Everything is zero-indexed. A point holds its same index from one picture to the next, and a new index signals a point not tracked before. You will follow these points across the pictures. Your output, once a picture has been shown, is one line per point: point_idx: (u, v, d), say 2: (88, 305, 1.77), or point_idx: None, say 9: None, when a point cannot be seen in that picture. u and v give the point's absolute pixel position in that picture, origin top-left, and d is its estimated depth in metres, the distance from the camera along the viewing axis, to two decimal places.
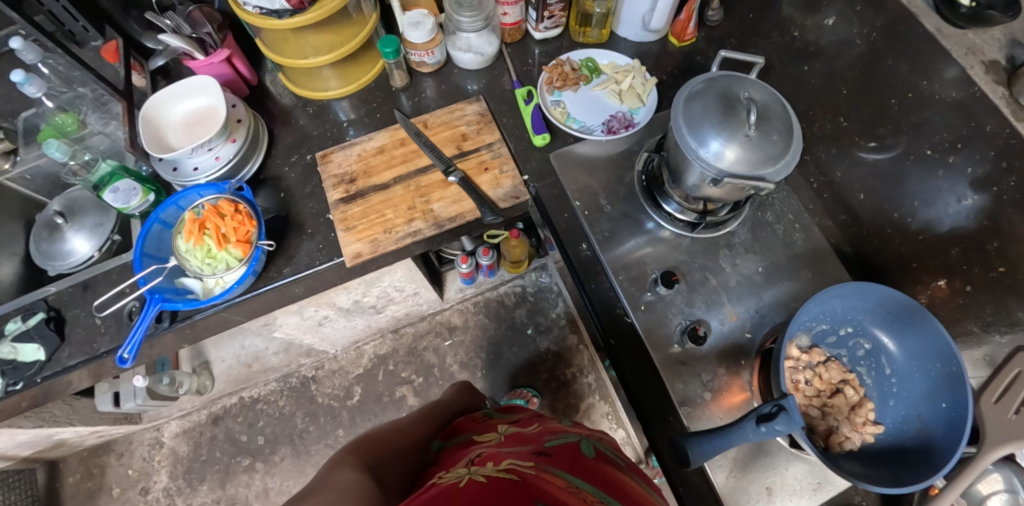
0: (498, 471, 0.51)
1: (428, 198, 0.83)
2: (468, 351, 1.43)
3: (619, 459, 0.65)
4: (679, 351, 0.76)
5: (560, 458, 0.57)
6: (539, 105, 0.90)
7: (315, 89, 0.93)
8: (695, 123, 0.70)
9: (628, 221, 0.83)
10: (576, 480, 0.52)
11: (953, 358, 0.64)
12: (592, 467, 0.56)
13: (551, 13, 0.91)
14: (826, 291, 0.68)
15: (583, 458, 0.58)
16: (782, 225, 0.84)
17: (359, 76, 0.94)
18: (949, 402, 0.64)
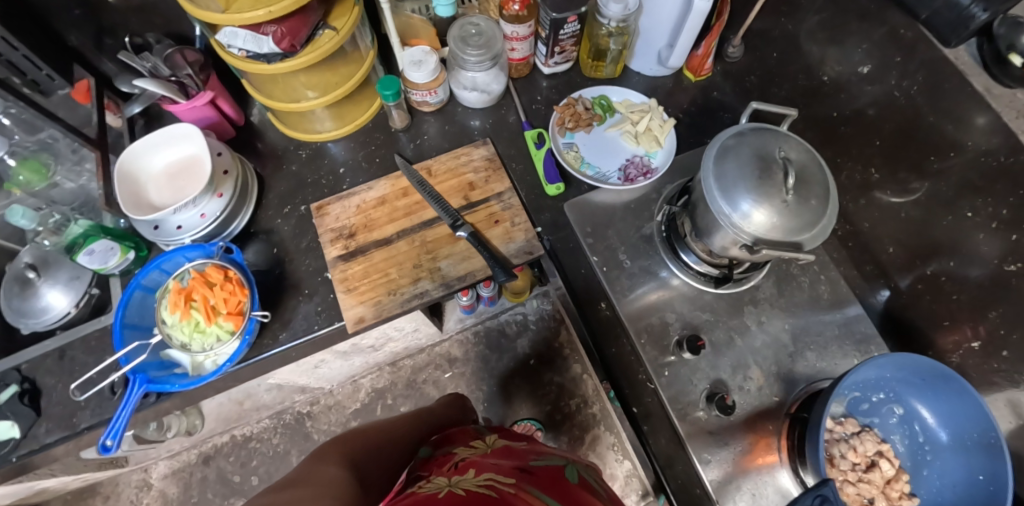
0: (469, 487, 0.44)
1: (435, 254, 0.78)
2: (467, 384, 1.39)
3: (610, 489, 0.56)
4: (705, 418, 0.72)
5: (538, 480, 0.48)
6: (551, 149, 0.85)
7: (308, 130, 0.87)
8: (727, 184, 0.65)
9: (648, 275, 0.78)
10: None
11: (991, 430, 0.60)
12: (574, 493, 0.48)
13: (562, 48, 0.85)
14: (871, 360, 0.62)
15: (568, 483, 0.50)
16: (807, 277, 0.80)
17: (356, 116, 0.88)
18: (987, 475, 0.61)
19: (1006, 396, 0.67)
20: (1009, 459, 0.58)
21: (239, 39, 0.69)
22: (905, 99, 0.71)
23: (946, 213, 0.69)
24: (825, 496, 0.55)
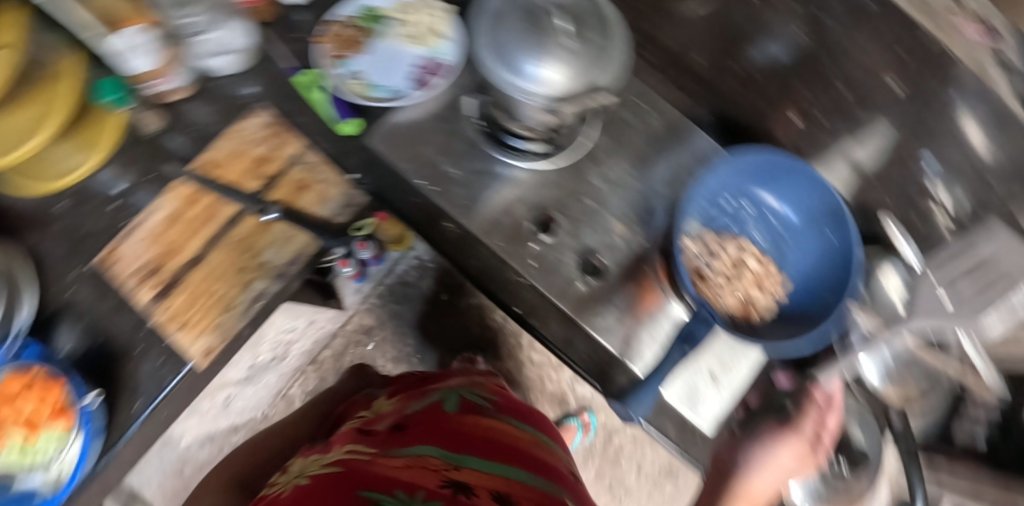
0: (333, 465, 0.46)
1: (253, 248, 0.74)
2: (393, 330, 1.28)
3: (494, 397, 0.67)
4: (586, 289, 0.71)
5: (419, 433, 0.55)
6: (332, 87, 0.74)
7: (54, 177, 0.67)
8: (506, 51, 0.60)
9: (482, 176, 0.74)
10: (418, 450, 0.50)
11: (826, 189, 0.67)
12: (454, 428, 0.56)
13: None
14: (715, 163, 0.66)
15: (444, 418, 0.58)
16: (635, 114, 0.79)
17: (104, 136, 0.70)
18: (833, 228, 0.67)
19: (842, 154, 0.74)
20: (846, 205, 0.65)
21: None
22: None
23: None
24: None
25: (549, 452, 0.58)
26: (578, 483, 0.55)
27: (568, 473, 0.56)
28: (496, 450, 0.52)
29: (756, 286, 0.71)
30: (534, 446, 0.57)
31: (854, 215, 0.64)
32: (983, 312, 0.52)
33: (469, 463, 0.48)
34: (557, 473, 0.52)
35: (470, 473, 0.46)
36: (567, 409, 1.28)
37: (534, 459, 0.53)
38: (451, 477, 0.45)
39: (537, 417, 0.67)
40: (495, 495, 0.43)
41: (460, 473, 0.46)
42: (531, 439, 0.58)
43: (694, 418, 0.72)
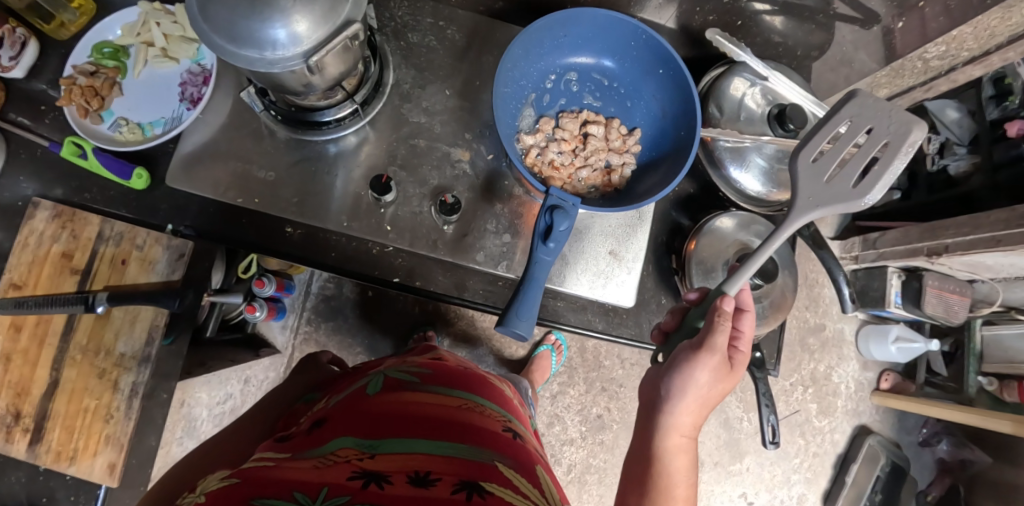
0: (229, 476, 0.38)
1: (102, 347, 0.63)
2: (334, 342, 1.17)
3: (423, 366, 0.57)
4: (453, 227, 0.68)
5: (332, 425, 0.46)
6: (98, 147, 0.65)
7: None
8: (231, 29, 0.51)
9: (303, 167, 0.68)
10: (332, 446, 0.42)
11: (637, 29, 0.64)
12: (369, 410, 0.48)
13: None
14: (511, 47, 0.61)
15: (367, 402, 0.49)
16: (430, 34, 0.73)
17: None
18: (662, 65, 0.65)
19: None
20: (660, 37, 0.63)
21: None
22: None
23: None
24: (557, 205, 0.55)
25: (482, 413, 0.50)
26: (516, 439, 0.49)
27: (506, 432, 0.49)
28: (418, 426, 0.45)
29: (614, 151, 0.67)
30: (466, 412, 0.49)
31: (669, 44, 0.62)
32: (869, 194, 0.55)
33: (390, 450, 0.42)
34: (489, 439, 0.46)
35: (385, 459, 0.40)
36: (533, 340, 1.23)
37: (463, 426, 0.46)
38: (361, 468, 0.38)
39: (474, 378, 0.58)
40: (411, 478, 0.38)
41: (375, 461, 0.40)
42: (463, 403, 0.50)
43: (605, 297, 0.71)
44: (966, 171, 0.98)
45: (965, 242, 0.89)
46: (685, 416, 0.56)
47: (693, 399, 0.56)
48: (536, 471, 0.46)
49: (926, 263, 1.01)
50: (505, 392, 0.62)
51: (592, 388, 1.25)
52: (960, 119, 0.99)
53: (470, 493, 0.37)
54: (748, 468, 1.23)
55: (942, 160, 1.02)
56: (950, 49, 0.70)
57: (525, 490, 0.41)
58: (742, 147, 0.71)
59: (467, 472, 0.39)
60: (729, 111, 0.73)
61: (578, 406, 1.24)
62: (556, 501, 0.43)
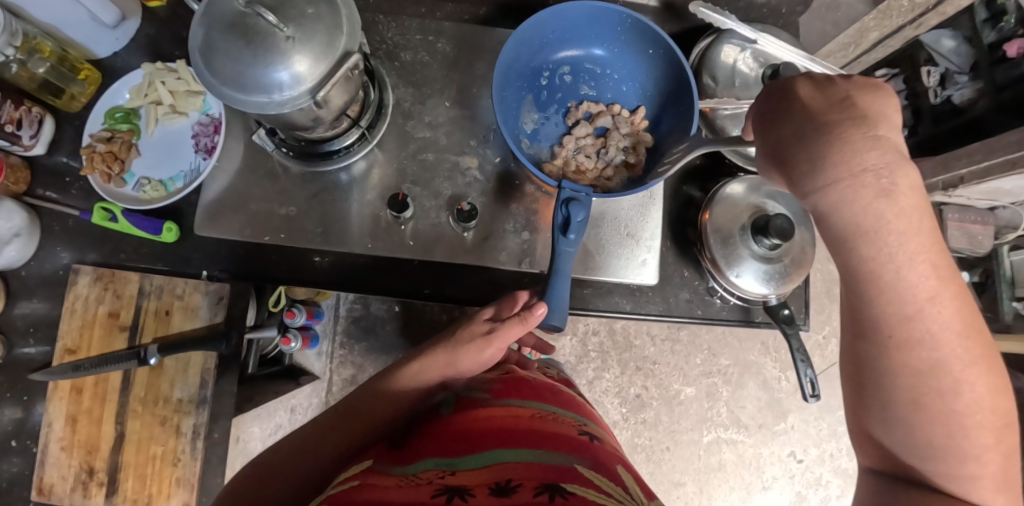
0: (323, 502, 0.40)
1: (161, 395, 0.66)
2: (370, 360, 1.21)
3: (492, 382, 0.58)
4: (471, 233, 0.70)
5: (415, 448, 0.49)
6: (127, 208, 0.68)
7: None
8: (239, 78, 0.53)
9: (321, 199, 0.71)
10: (414, 464, 0.45)
11: (622, 15, 0.65)
12: (447, 434, 0.50)
13: (15, 116, 0.65)
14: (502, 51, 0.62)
15: (443, 426, 0.51)
16: (422, 50, 0.75)
17: None
18: (651, 45, 0.67)
19: None
20: (645, 18, 0.64)
21: None
22: None
23: None
24: (570, 199, 0.56)
25: (557, 420, 0.52)
26: (593, 443, 0.50)
27: (581, 435, 0.50)
28: (493, 439, 0.46)
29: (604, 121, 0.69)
30: (537, 420, 0.50)
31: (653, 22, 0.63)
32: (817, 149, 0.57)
33: (467, 463, 0.43)
34: (562, 443, 0.47)
35: (464, 474, 0.41)
36: None
37: (536, 435, 0.47)
38: (445, 484, 0.40)
39: (540, 388, 0.59)
40: (493, 489, 0.39)
41: (456, 477, 0.41)
42: (536, 413, 0.52)
43: (619, 278, 0.73)
44: (971, 98, 0.98)
45: (980, 169, 0.90)
46: (868, 261, 0.40)
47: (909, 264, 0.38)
48: (617, 470, 0.46)
49: (943, 195, 1.01)
50: (573, 397, 0.63)
51: (627, 369, 1.27)
52: (958, 48, 0.99)
53: (553, 496, 0.37)
54: (793, 426, 1.25)
55: (945, 91, 1.01)
56: None
57: (607, 488, 0.41)
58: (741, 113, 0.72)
59: (546, 476, 0.40)
60: (724, 79, 0.74)
61: (615, 388, 1.26)
62: (641, 498, 0.43)
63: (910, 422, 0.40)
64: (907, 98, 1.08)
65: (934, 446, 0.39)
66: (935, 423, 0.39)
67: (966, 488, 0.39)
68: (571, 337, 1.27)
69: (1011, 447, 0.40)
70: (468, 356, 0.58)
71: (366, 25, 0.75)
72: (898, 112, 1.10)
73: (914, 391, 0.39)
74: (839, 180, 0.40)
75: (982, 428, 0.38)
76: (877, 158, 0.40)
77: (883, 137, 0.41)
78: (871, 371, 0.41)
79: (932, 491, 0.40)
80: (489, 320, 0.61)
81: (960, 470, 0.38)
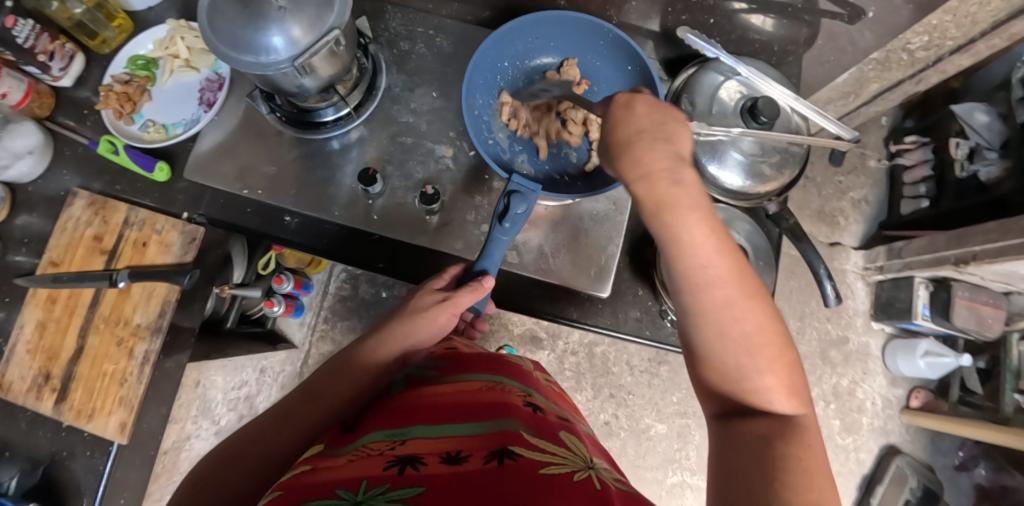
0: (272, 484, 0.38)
1: (124, 318, 0.71)
2: None
3: (440, 358, 0.57)
4: (435, 218, 0.74)
5: (366, 424, 0.47)
6: (128, 144, 0.74)
7: None
8: (232, 39, 0.59)
9: (300, 164, 0.76)
10: (363, 440, 0.43)
11: (604, 29, 0.69)
12: (401, 408, 0.48)
13: (47, 51, 0.73)
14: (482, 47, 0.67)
15: (390, 404, 0.50)
16: (420, 42, 0.79)
17: None
18: (631, 62, 0.70)
19: None
20: (625, 33, 0.67)
21: None
22: None
23: None
24: (515, 192, 0.59)
25: (503, 389, 0.50)
26: (540, 412, 0.48)
27: (527, 404, 0.48)
28: (447, 411, 0.45)
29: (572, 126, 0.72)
30: (487, 390, 0.49)
31: (629, 38, 0.66)
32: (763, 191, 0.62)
33: (417, 434, 0.42)
34: (513, 411, 0.45)
35: (417, 444, 0.41)
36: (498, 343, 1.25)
37: (487, 404, 0.46)
38: (395, 457, 0.39)
39: (489, 359, 0.58)
40: (444, 458, 0.38)
41: (407, 448, 0.40)
42: (483, 384, 0.50)
43: (571, 284, 0.74)
44: (998, 177, 0.94)
45: (993, 249, 0.85)
46: (669, 225, 0.45)
47: (698, 224, 0.44)
48: (561, 435, 0.45)
49: (954, 272, 0.97)
50: (523, 367, 0.62)
51: (600, 394, 1.25)
52: (989, 123, 0.98)
53: (501, 460, 0.37)
54: None
55: (972, 165, 0.99)
56: (933, 39, 0.70)
57: (548, 448, 0.41)
58: (715, 141, 0.74)
59: (495, 442, 0.40)
60: (701, 105, 0.76)
61: (585, 411, 1.25)
62: (585, 458, 0.42)
63: (720, 357, 0.42)
64: (935, 169, 1.10)
65: (729, 366, 0.42)
66: (738, 355, 0.42)
67: (767, 398, 0.41)
68: (550, 352, 1.27)
69: (788, 359, 0.42)
70: (420, 322, 0.58)
71: (374, 13, 0.80)
72: (926, 181, 1.12)
73: (716, 323, 0.42)
74: (645, 173, 0.46)
75: (747, 337, 0.41)
76: (664, 158, 0.46)
77: (673, 139, 0.48)
78: (686, 316, 0.44)
79: (755, 414, 0.41)
80: (442, 290, 0.60)
81: (749, 382, 0.41)
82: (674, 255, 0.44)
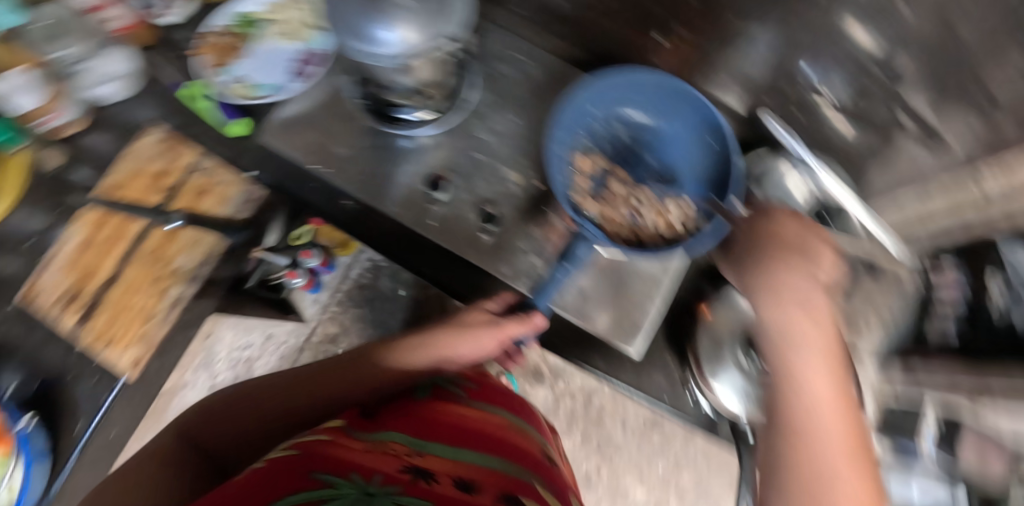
0: (289, 447, 0.38)
1: (167, 258, 0.77)
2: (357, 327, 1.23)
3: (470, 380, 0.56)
4: (490, 239, 0.73)
5: (386, 420, 0.45)
6: (216, 95, 0.76)
7: None
8: (354, 26, 0.62)
9: (372, 153, 0.76)
10: (385, 432, 0.42)
11: (699, 101, 0.69)
12: (424, 416, 0.46)
13: None
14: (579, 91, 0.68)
15: (413, 407, 0.48)
16: (515, 66, 0.81)
17: None
18: (713, 137, 0.70)
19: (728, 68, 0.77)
20: (716, 110, 0.68)
21: None
22: None
23: None
24: None
25: (523, 436, 0.49)
26: (551, 469, 0.47)
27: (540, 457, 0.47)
28: (468, 436, 0.44)
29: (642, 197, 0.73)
30: (508, 431, 0.48)
31: (720, 116, 0.67)
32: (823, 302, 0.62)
33: (435, 448, 0.41)
34: (527, 460, 0.44)
35: (432, 460, 0.39)
36: None
37: (506, 446, 0.44)
38: (412, 464, 0.37)
39: (514, 401, 0.57)
40: (456, 483, 0.36)
41: (423, 460, 0.38)
42: (505, 423, 0.49)
43: (610, 337, 0.72)
44: None
45: None
46: (786, 311, 0.48)
47: (818, 328, 0.47)
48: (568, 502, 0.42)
49: None
50: (544, 422, 0.60)
51: (590, 445, 1.22)
52: None
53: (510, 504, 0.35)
54: None
55: None
56: None
57: None
58: None
59: (506, 484, 0.38)
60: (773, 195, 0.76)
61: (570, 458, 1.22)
62: None
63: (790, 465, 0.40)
64: None
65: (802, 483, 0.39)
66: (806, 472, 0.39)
67: None
68: (549, 390, 1.25)
69: None
70: (466, 344, 0.58)
71: (479, 28, 0.82)
72: None
73: (805, 428, 0.41)
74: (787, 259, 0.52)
75: (834, 464, 0.39)
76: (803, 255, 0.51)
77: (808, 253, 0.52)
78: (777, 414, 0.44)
79: None
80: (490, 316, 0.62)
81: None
82: (778, 346, 0.47)
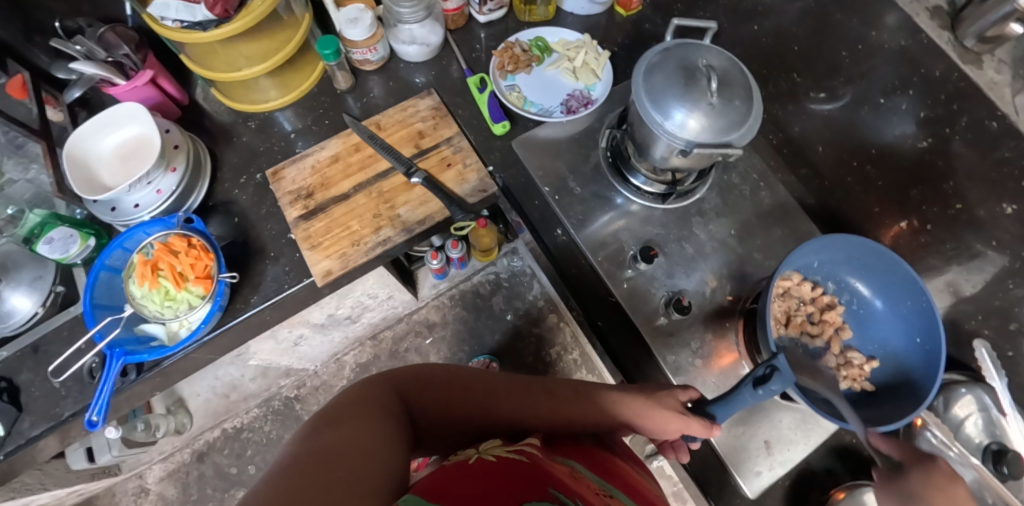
0: (511, 450, 0.46)
1: (394, 204, 0.81)
2: None
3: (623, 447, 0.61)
4: (666, 321, 0.78)
5: (567, 450, 0.52)
6: (494, 92, 0.87)
7: (226, 68, 0.80)
8: (657, 96, 0.68)
9: (599, 201, 0.83)
10: (577, 466, 0.48)
11: (923, 296, 0.71)
12: (599, 461, 0.51)
13: None
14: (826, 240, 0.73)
15: (587, 449, 0.54)
16: (748, 185, 0.86)
17: (276, 50, 0.81)
18: (923, 336, 0.72)
19: (947, 279, 0.79)
20: (939, 312, 0.69)
21: (171, 10, 0.70)
22: (815, 2, 0.81)
23: (865, 107, 0.82)
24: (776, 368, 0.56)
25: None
26: None
27: None
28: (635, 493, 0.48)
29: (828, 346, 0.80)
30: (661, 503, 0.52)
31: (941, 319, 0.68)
32: None
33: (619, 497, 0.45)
34: None
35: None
36: None
37: None
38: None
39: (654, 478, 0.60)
40: None
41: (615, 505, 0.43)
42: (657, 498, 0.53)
43: (734, 470, 0.75)
44: None
45: None
46: None
47: None
48: None
49: None
50: None
51: None
52: None
53: None
54: None
55: None
56: None
57: None
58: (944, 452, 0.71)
59: None
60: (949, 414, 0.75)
61: None
62: None
63: None
64: None
65: None
66: None
67: None
68: None
69: None
70: (652, 418, 0.60)
71: None
72: None
73: None
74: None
75: None
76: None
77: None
78: None
79: None
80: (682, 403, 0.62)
81: None
82: None
